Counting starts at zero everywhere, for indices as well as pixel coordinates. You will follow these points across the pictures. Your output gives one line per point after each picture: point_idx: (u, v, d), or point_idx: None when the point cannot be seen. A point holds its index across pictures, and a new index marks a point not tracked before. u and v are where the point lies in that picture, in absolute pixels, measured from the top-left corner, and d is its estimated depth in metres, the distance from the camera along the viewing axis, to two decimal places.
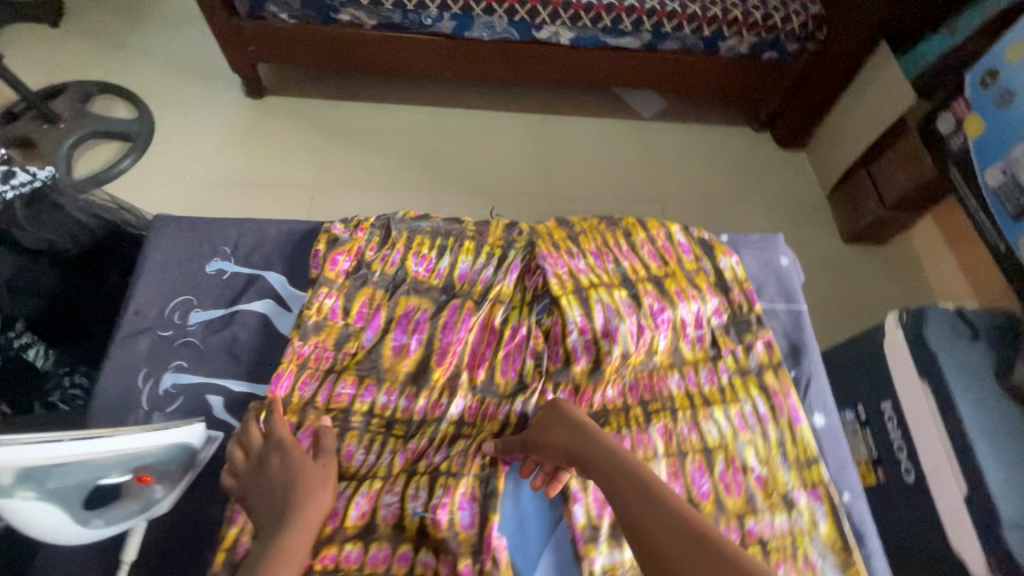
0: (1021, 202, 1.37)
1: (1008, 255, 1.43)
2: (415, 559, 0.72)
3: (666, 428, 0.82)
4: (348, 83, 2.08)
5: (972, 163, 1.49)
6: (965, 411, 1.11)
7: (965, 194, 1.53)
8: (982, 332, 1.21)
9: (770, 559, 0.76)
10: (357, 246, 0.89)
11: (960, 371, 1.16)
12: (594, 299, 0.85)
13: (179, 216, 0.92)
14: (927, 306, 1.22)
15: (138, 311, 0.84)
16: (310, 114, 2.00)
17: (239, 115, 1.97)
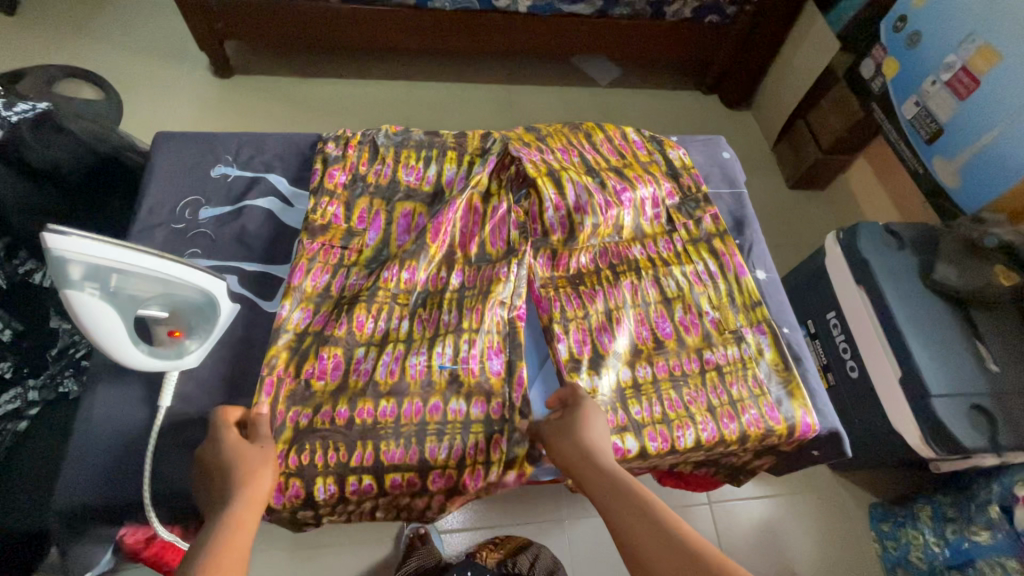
0: (933, 128, 1.57)
1: (926, 176, 1.65)
2: (446, 406, 0.80)
3: (633, 284, 0.95)
4: (317, 60, 2.16)
5: (891, 99, 1.69)
6: (894, 304, 1.32)
7: (888, 128, 1.74)
8: (907, 243, 1.41)
9: (726, 380, 0.90)
10: (349, 162, 0.99)
11: (889, 274, 1.35)
12: (566, 178, 0.97)
13: (180, 132, 1.00)
14: (859, 223, 1.41)
15: (152, 209, 0.91)
16: (282, 91, 2.08)
17: (211, 94, 2.03)
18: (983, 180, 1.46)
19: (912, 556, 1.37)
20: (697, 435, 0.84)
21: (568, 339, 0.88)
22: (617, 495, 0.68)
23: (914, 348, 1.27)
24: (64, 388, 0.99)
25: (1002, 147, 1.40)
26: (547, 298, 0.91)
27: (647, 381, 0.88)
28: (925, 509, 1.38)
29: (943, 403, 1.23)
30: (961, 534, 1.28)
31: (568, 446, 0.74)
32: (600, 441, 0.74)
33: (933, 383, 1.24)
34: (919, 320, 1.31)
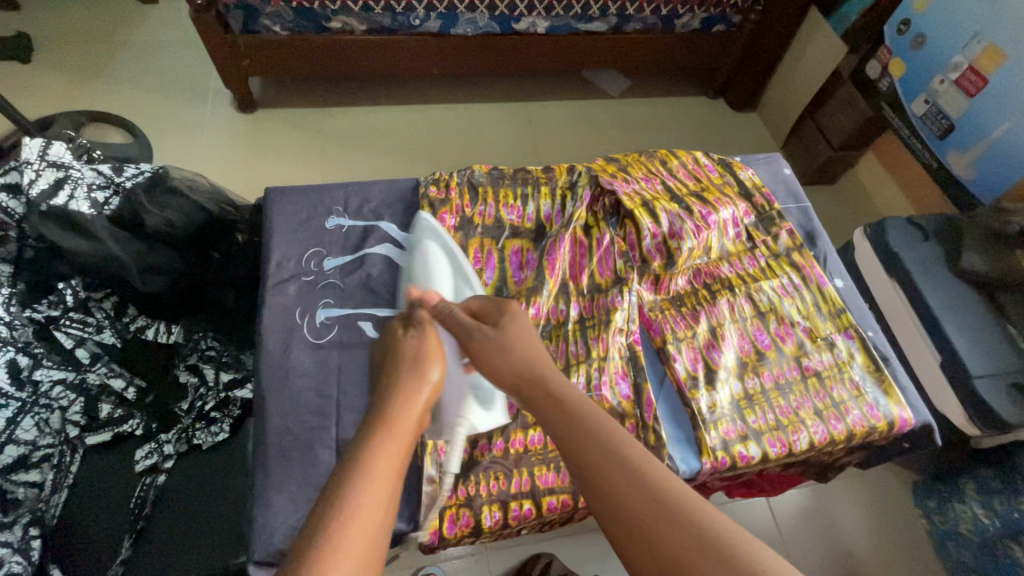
0: (945, 123, 1.64)
1: (941, 168, 1.71)
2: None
3: (730, 302, 1.03)
4: (337, 89, 2.19)
5: (898, 97, 1.77)
6: (928, 293, 1.38)
7: (898, 125, 1.80)
8: (931, 233, 1.47)
9: (826, 384, 0.98)
10: (455, 205, 1.05)
11: (919, 264, 1.42)
12: (659, 208, 1.04)
13: (288, 186, 1.06)
14: (885, 218, 1.49)
15: (280, 263, 0.97)
16: (308, 121, 2.09)
17: (238, 130, 2.02)
18: (998, 170, 1.55)
19: (961, 529, 1.36)
20: (811, 438, 0.92)
21: (683, 359, 0.95)
22: (556, 408, 0.70)
23: (949, 332, 1.33)
24: (196, 440, 1.02)
25: (1013, 139, 1.49)
26: (658, 321, 0.98)
27: (757, 391, 0.96)
28: (969, 484, 1.36)
29: (985, 384, 1.28)
30: (1009, 505, 1.27)
31: (506, 364, 0.75)
32: (537, 353, 0.77)
33: (972, 364, 1.29)
34: (952, 306, 1.37)
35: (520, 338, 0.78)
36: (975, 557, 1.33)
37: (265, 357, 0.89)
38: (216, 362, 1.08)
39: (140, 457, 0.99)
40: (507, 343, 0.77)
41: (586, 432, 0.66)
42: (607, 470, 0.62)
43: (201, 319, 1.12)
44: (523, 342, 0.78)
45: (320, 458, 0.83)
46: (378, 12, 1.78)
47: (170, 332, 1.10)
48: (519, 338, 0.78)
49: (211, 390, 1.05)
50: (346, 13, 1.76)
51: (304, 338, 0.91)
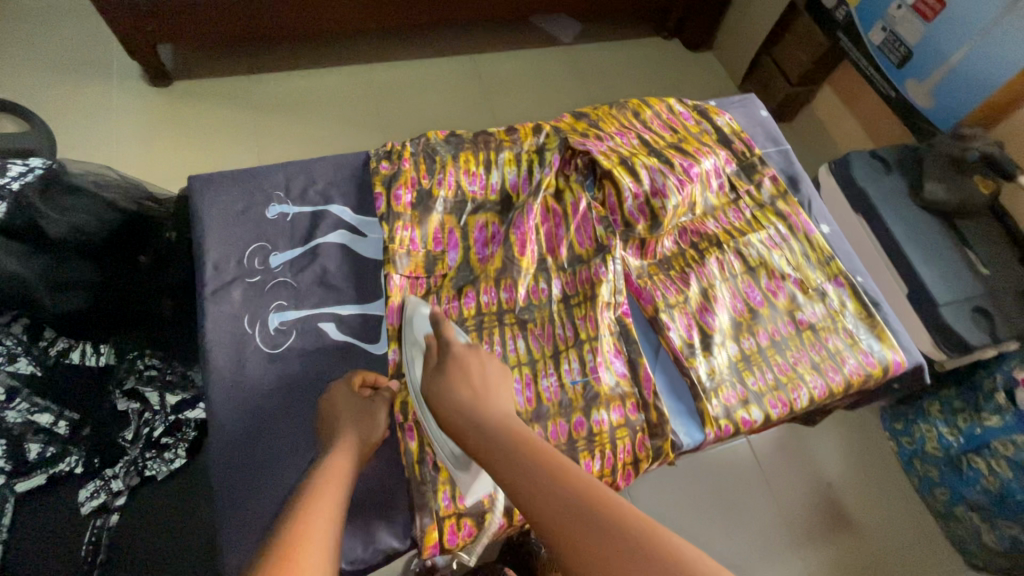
0: (903, 50, 1.56)
1: (898, 100, 1.63)
2: (589, 420, 0.81)
3: (719, 259, 0.97)
4: (263, 53, 1.95)
5: (856, 25, 1.67)
6: (894, 225, 1.35)
7: (856, 56, 1.72)
8: (894, 165, 1.44)
9: (821, 335, 0.94)
10: (410, 178, 0.93)
11: (886, 198, 1.39)
12: (638, 164, 0.95)
13: (216, 172, 0.91)
14: (850, 152, 1.45)
15: (217, 265, 0.83)
16: (233, 92, 1.86)
17: (153, 107, 1.78)
18: (953, 98, 1.48)
19: (928, 447, 1.39)
20: (811, 394, 0.89)
21: (677, 326, 0.89)
22: (497, 444, 0.61)
23: (917, 264, 1.31)
24: (149, 472, 0.91)
25: (971, 64, 1.41)
26: (647, 288, 0.92)
27: (754, 351, 0.91)
28: (933, 405, 1.38)
29: (949, 309, 1.26)
30: (972, 422, 1.29)
31: (448, 408, 0.68)
32: (487, 392, 0.70)
33: (939, 293, 1.28)
34: (917, 236, 1.35)
35: (468, 372, 0.71)
36: (939, 471, 1.37)
37: (214, 375, 0.77)
38: (159, 384, 0.96)
39: (85, 498, 0.86)
40: (450, 384, 0.70)
41: (526, 466, 0.57)
42: (556, 508, 0.51)
43: (134, 334, 0.98)
44: (467, 380, 0.70)
45: (293, 482, 0.73)
46: None
47: (98, 353, 0.95)
48: (467, 375, 0.71)
49: (158, 414, 0.94)
50: None
51: (258, 349, 0.79)
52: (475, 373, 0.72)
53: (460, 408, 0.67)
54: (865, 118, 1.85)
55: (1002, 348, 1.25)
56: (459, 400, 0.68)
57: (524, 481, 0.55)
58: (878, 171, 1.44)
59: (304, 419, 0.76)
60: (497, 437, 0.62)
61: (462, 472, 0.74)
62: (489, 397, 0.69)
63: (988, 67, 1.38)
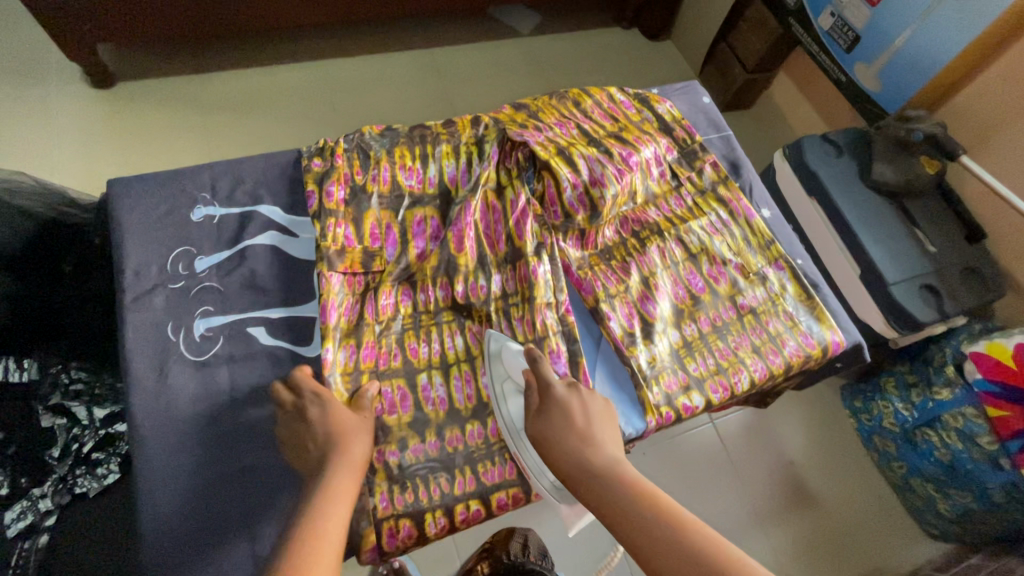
0: (851, 35, 1.55)
1: (849, 84, 1.62)
2: None
3: (660, 248, 0.97)
4: (211, 51, 1.89)
5: (807, 11, 1.66)
6: (843, 208, 1.37)
7: (806, 42, 1.71)
8: (844, 149, 1.46)
9: (762, 319, 0.95)
10: (343, 174, 0.91)
11: (835, 180, 1.41)
12: (576, 155, 0.95)
13: (139, 175, 0.87)
14: (801, 137, 1.46)
15: (138, 271, 0.80)
16: (181, 93, 1.80)
17: (97, 110, 1.72)
18: (901, 81, 1.47)
19: (885, 423, 1.41)
20: (752, 377, 0.90)
21: (617, 316, 0.89)
22: (619, 502, 0.62)
23: (867, 244, 1.33)
24: (81, 488, 0.86)
25: (914, 46, 1.41)
26: (588, 279, 0.92)
27: (695, 337, 0.92)
28: (890, 381, 1.42)
29: (899, 289, 1.29)
30: (924, 396, 1.31)
31: (559, 454, 0.69)
32: (592, 434, 0.70)
33: (888, 272, 1.30)
34: (866, 216, 1.37)
35: (574, 415, 0.71)
36: (896, 446, 1.40)
37: (135, 386, 0.74)
38: (87, 398, 0.92)
39: (9, 520, 0.80)
40: (558, 431, 0.70)
41: (653, 526, 0.58)
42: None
43: (59, 347, 0.94)
44: (572, 424, 0.71)
45: (224, 495, 0.70)
46: None
47: (21, 368, 0.89)
48: (572, 418, 0.71)
49: (88, 429, 0.90)
50: None
51: (183, 357, 0.76)
52: (578, 415, 0.71)
53: (568, 454, 0.68)
54: (817, 103, 1.88)
55: (950, 323, 1.31)
56: (569, 448, 0.68)
57: (657, 546, 0.56)
58: (829, 154, 1.45)
59: (232, 428, 0.74)
60: (618, 491, 0.63)
61: (563, 501, 0.77)
62: (597, 440, 0.69)
63: (931, 49, 1.37)
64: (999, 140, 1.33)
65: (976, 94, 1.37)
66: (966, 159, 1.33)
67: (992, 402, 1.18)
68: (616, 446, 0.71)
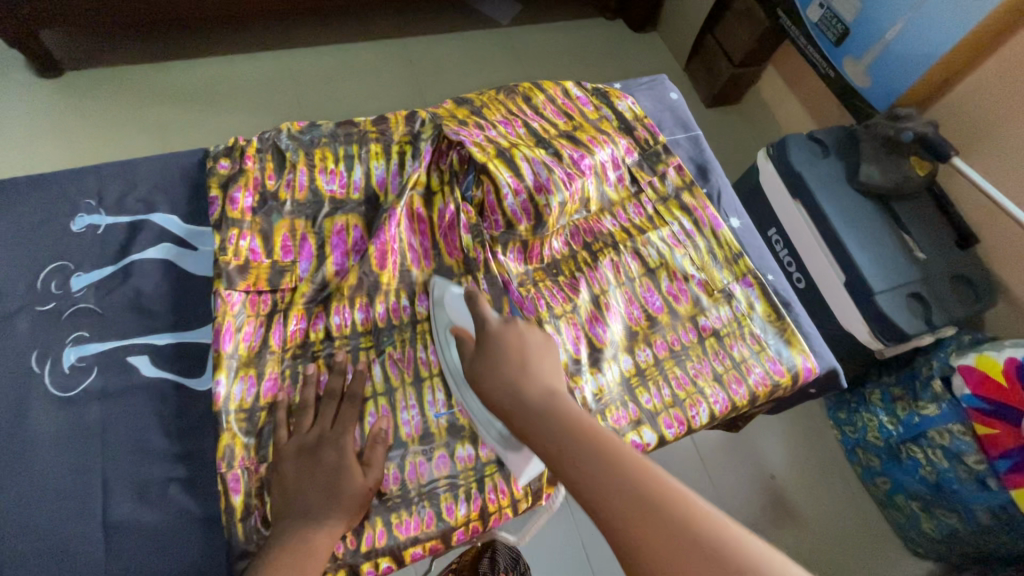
0: (841, 28, 1.44)
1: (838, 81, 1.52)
2: (452, 456, 0.72)
3: (613, 262, 0.87)
4: (163, 38, 1.76)
5: (795, 2, 1.55)
6: (829, 211, 1.27)
7: (795, 36, 1.60)
8: (830, 148, 1.36)
9: (726, 343, 0.86)
10: (252, 178, 0.80)
11: (819, 182, 1.30)
12: (519, 157, 0.84)
13: (15, 179, 0.77)
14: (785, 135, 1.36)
15: (1, 291, 0.69)
16: (127, 81, 1.68)
17: (36, 100, 1.60)
18: (892, 77, 1.37)
19: (870, 436, 1.31)
20: (711, 410, 0.80)
21: (563, 340, 0.79)
22: (528, 407, 0.59)
23: (853, 252, 1.23)
24: None
25: (906, 42, 1.31)
26: (529, 297, 0.81)
27: (650, 364, 0.82)
28: (875, 393, 1.31)
29: (886, 298, 1.19)
30: (910, 410, 1.21)
31: (492, 382, 0.63)
32: (529, 363, 0.64)
33: (873, 282, 1.20)
34: (852, 221, 1.27)
35: (510, 347, 0.65)
36: (880, 460, 1.29)
37: None
38: None
39: None
40: (492, 364, 0.64)
41: (583, 452, 0.52)
42: (619, 506, 0.47)
43: None
44: (507, 356, 0.64)
45: (81, 557, 0.60)
46: None
47: None
48: (509, 349, 0.65)
49: None
50: None
51: (45, 393, 0.66)
52: (516, 346, 0.65)
53: (502, 385, 0.62)
54: (806, 98, 1.77)
55: (938, 333, 1.21)
56: (503, 379, 0.62)
57: (586, 469, 0.51)
58: (813, 154, 1.35)
59: (99, 477, 0.64)
60: (551, 420, 0.57)
61: (512, 454, 0.69)
62: (534, 370, 0.63)
63: (923, 44, 1.28)
64: (998, 137, 1.22)
65: (971, 89, 1.26)
66: (956, 162, 1.23)
67: (981, 420, 1.09)
68: (558, 379, 0.64)
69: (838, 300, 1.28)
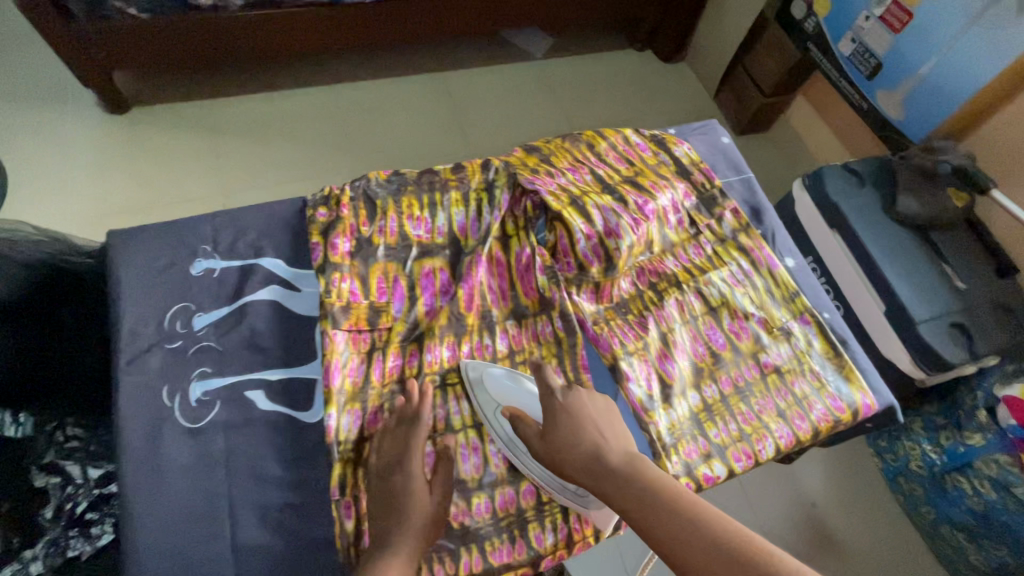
0: (873, 62, 1.49)
1: (871, 111, 1.56)
2: (538, 486, 0.78)
3: (678, 301, 0.93)
4: (223, 76, 1.86)
5: (826, 38, 1.60)
6: (870, 241, 1.30)
7: (826, 68, 1.65)
8: (867, 178, 1.39)
9: (787, 379, 0.90)
10: (348, 225, 0.87)
11: (860, 212, 1.33)
12: (590, 205, 0.90)
13: (138, 227, 0.85)
14: (822, 167, 1.38)
15: (134, 330, 0.77)
16: (191, 118, 1.77)
17: (109, 136, 1.70)
18: (926, 108, 1.41)
19: (912, 465, 1.31)
20: (777, 444, 0.85)
21: (637, 376, 0.84)
22: (609, 479, 0.66)
23: (896, 281, 1.25)
24: (71, 552, 0.80)
25: (940, 76, 1.35)
26: (604, 335, 0.87)
27: (716, 400, 0.87)
28: (916, 421, 1.32)
29: (928, 327, 1.22)
30: (954, 440, 1.23)
31: (570, 457, 0.70)
32: (600, 431, 0.71)
33: (917, 311, 1.23)
34: (893, 251, 1.30)
35: (579, 421, 0.72)
36: (924, 489, 1.29)
37: (126, 458, 0.71)
38: (82, 455, 0.86)
39: None
40: (565, 437, 0.71)
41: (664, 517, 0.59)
42: (715, 566, 0.53)
43: (49, 404, 0.88)
44: (577, 431, 0.71)
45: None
46: None
47: (17, 423, 0.85)
48: (580, 420, 0.72)
49: (82, 488, 0.84)
50: None
51: (177, 425, 0.74)
52: (585, 416, 0.73)
53: (580, 461, 0.69)
54: (839, 128, 1.81)
55: (983, 363, 1.21)
56: (581, 452, 0.69)
57: (669, 535, 0.58)
58: (851, 184, 1.38)
59: (226, 503, 0.70)
60: (635, 489, 0.64)
61: (594, 509, 0.75)
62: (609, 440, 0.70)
63: (958, 77, 1.32)
64: None
65: (1013, 126, 1.29)
66: (996, 193, 1.26)
67: None
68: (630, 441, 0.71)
69: (879, 328, 1.30)
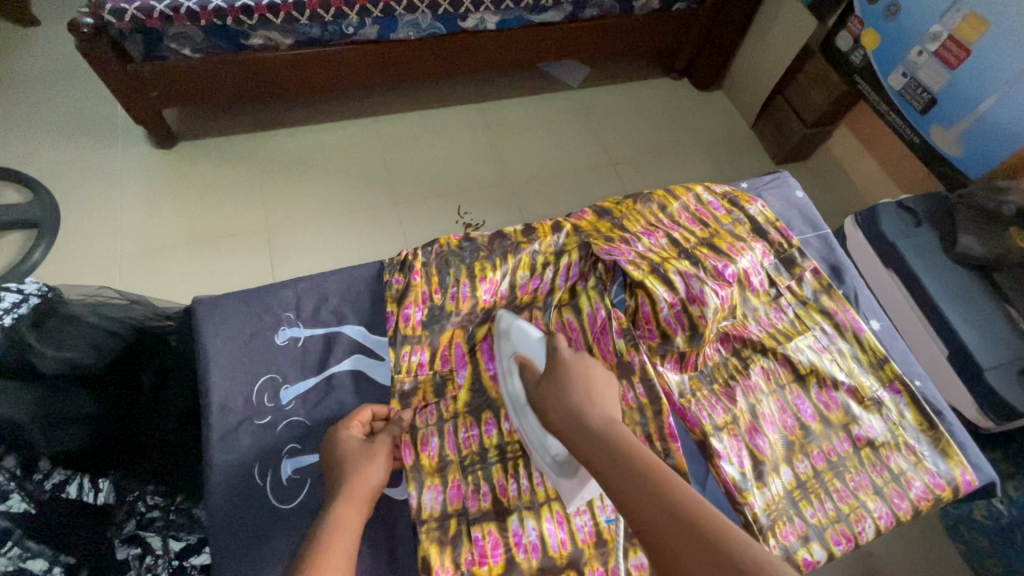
0: (926, 97, 1.41)
1: (923, 146, 1.49)
2: (626, 565, 0.75)
3: (764, 369, 0.90)
4: (263, 108, 1.83)
5: (874, 72, 1.53)
6: (929, 282, 1.21)
7: (874, 100, 1.57)
8: (924, 218, 1.30)
9: (881, 453, 0.86)
10: (421, 294, 0.86)
11: (919, 252, 1.25)
12: (672, 271, 0.88)
13: (222, 294, 0.85)
14: (877, 205, 1.32)
15: (224, 405, 0.77)
16: (233, 152, 1.73)
17: (152, 170, 1.67)
18: (986, 146, 1.32)
19: (975, 514, 1.15)
20: (877, 526, 0.81)
21: (728, 453, 0.81)
22: (586, 429, 0.63)
23: (958, 324, 1.16)
24: None
25: (1002, 114, 1.27)
26: (691, 409, 0.84)
27: (810, 476, 0.83)
28: None
29: (996, 374, 1.11)
30: None
31: (555, 405, 0.68)
32: (595, 393, 0.68)
33: (982, 355, 1.13)
34: (955, 293, 1.20)
35: (575, 376, 0.70)
36: (990, 540, 1.14)
37: (221, 540, 0.70)
38: (162, 526, 0.85)
39: None
40: (559, 387, 0.69)
41: (626, 472, 0.57)
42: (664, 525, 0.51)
43: (134, 470, 0.88)
44: (572, 384, 0.69)
45: None
46: (304, 22, 1.45)
47: (98, 489, 0.83)
48: (577, 378, 0.70)
49: (161, 559, 0.82)
50: (266, 26, 1.43)
51: (268, 503, 0.73)
52: (583, 378, 0.70)
53: (564, 409, 0.67)
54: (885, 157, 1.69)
55: None
56: (566, 403, 0.67)
57: (623, 486, 0.56)
58: (906, 223, 1.30)
59: None
60: (602, 446, 0.61)
61: (564, 481, 0.74)
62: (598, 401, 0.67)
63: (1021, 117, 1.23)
64: None
65: None
66: None
67: None
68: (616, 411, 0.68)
69: (943, 373, 1.19)
